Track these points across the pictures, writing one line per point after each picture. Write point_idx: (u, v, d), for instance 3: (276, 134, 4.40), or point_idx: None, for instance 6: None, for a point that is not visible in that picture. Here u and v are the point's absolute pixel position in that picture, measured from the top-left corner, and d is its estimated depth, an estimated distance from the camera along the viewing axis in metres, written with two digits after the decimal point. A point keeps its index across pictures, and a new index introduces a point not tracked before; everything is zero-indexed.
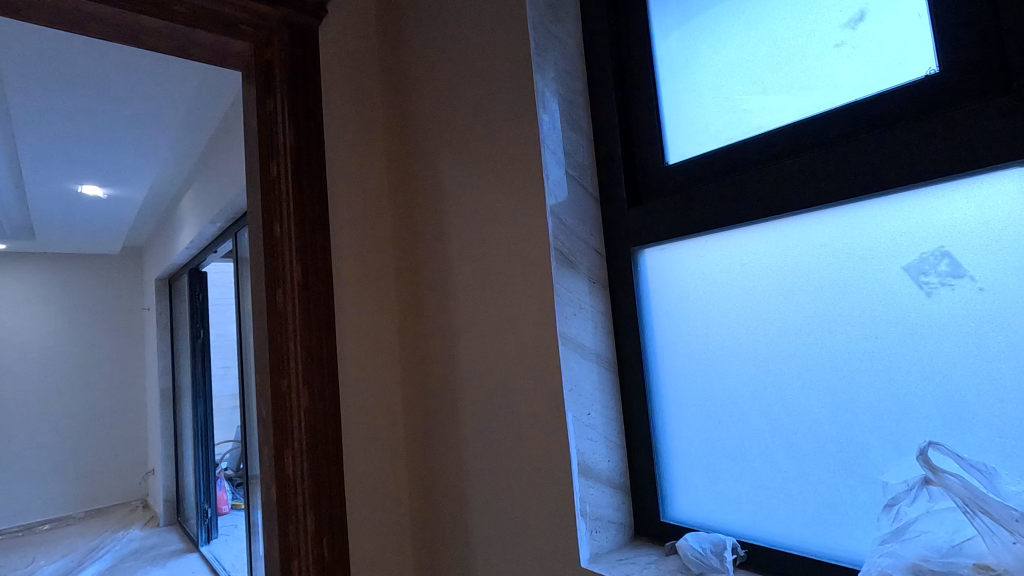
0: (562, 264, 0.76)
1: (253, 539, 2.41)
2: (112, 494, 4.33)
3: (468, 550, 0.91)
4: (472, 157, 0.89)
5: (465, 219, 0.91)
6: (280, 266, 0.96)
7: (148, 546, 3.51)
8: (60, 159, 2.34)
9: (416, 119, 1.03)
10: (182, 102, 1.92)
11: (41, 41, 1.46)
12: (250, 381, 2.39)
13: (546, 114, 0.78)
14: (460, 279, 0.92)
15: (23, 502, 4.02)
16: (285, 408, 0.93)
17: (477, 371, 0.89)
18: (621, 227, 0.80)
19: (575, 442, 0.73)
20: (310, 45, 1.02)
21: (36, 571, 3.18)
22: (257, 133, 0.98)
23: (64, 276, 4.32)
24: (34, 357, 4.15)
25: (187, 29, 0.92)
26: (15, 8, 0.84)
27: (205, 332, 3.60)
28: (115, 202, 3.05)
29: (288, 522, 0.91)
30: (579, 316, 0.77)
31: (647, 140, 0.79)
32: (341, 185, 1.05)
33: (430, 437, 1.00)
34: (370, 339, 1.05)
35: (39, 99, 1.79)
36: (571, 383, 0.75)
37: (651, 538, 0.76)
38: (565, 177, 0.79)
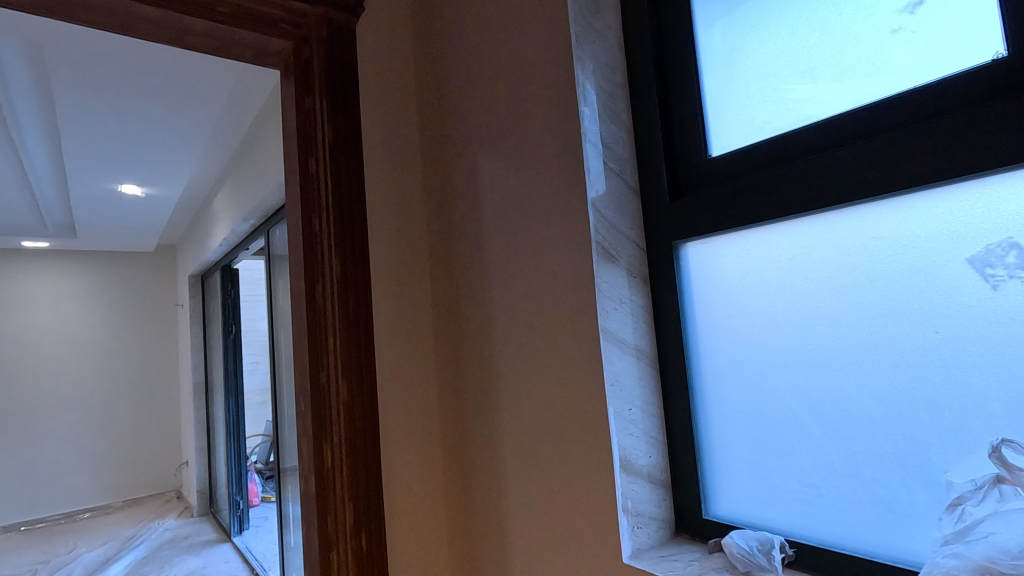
0: (603, 259, 0.76)
1: (286, 530, 2.46)
2: (148, 484, 4.46)
3: (506, 544, 0.91)
4: (509, 152, 0.89)
5: (502, 215, 0.91)
6: (319, 260, 0.97)
7: (183, 536, 3.61)
8: (100, 159, 2.42)
9: (452, 115, 1.04)
10: (218, 102, 1.96)
11: (86, 42, 1.51)
12: (282, 377, 2.44)
13: (587, 107, 0.78)
14: (498, 274, 0.92)
15: (65, 491, 4.17)
16: (324, 402, 0.94)
17: (514, 366, 0.89)
18: (662, 220, 0.79)
19: (616, 437, 0.73)
20: (347, 43, 1.03)
21: (79, 557, 3.30)
22: (296, 131, 0.99)
23: (102, 272, 4.46)
24: (75, 351, 4.30)
25: (229, 29, 0.94)
26: (68, 12, 0.87)
27: (237, 327, 3.67)
28: (151, 201, 3.14)
29: (327, 514, 0.93)
30: (620, 311, 0.77)
31: (689, 132, 0.78)
32: (377, 180, 1.06)
33: (467, 433, 1.00)
34: (406, 334, 1.06)
35: (83, 100, 1.84)
36: (612, 378, 0.74)
37: (692, 536, 0.75)
38: (605, 170, 0.78)
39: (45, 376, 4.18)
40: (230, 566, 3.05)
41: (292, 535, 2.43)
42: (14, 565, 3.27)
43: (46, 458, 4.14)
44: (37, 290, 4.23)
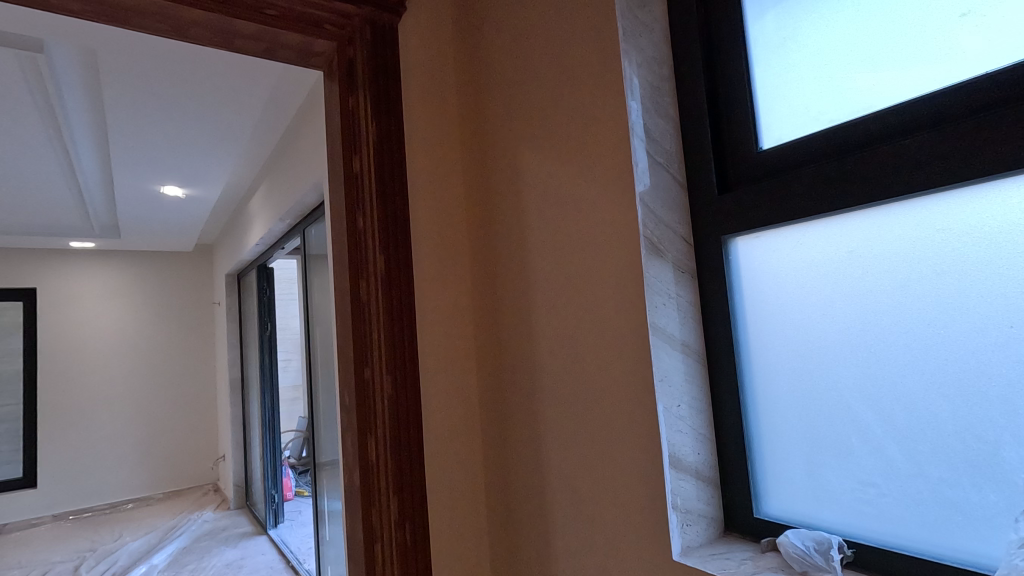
0: (652, 254, 0.75)
1: (321, 524, 2.52)
2: (187, 477, 4.60)
3: (549, 540, 0.91)
4: (553, 148, 0.89)
5: (546, 212, 0.91)
6: (363, 257, 0.98)
7: (221, 527, 3.71)
8: (145, 161, 2.51)
9: (494, 112, 1.04)
10: (258, 104, 2.00)
11: (136, 47, 1.57)
12: (319, 374, 2.49)
13: (634, 101, 0.77)
14: (541, 270, 0.92)
15: (109, 483, 4.33)
16: (369, 397, 0.96)
17: (558, 362, 0.89)
18: (711, 214, 0.78)
19: (665, 433, 0.73)
20: (390, 43, 1.04)
21: (124, 546, 3.43)
22: (341, 130, 1.01)
23: (143, 271, 4.62)
24: (119, 348, 4.46)
25: (276, 31, 0.96)
26: (126, 18, 0.90)
27: (272, 325, 3.75)
28: (191, 202, 3.23)
29: (372, 506, 0.94)
30: (668, 306, 0.76)
31: (739, 124, 0.76)
32: (420, 178, 1.07)
33: (509, 430, 1.01)
34: (446, 330, 1.07)
35: (130, 103, 1.91)
36: (661, 374, 0.74)
37: (743, 535, 0.74)
38: (652, 165, 0.78)
39: (90, 371, 4.34)
40: (267, 559, 3.11)
41: (327, 529, 2.48)
42: (64, 553, 3.41)
43: (92, 451, 4.29)
44: (82, 288, 4.39)
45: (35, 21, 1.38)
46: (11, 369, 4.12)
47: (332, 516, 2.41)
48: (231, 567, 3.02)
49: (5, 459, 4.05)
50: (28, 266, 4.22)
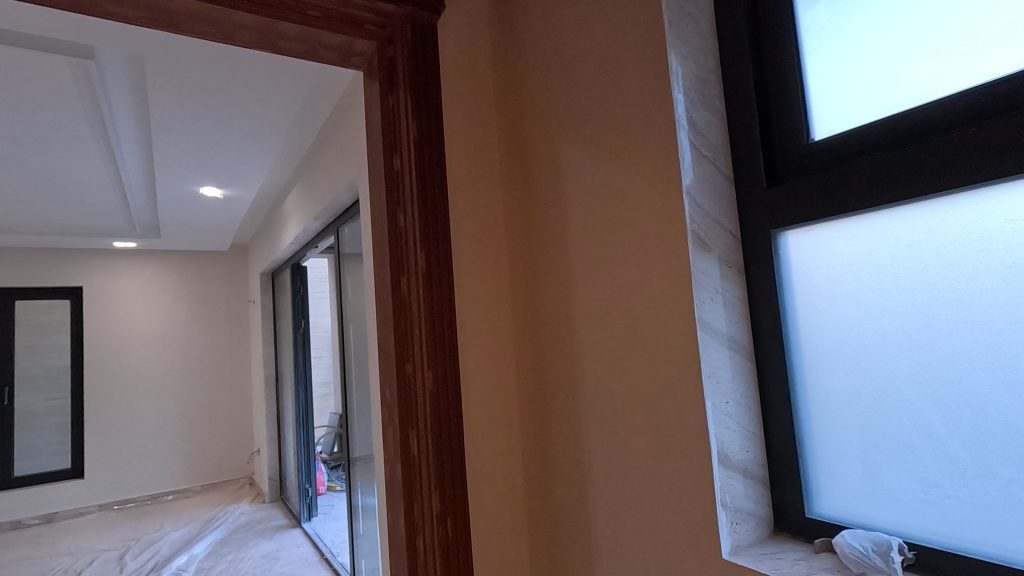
0: (699, 248, 0.74)
1: (355, 518, 2.56)
2: (224, 470, 4.73)
3: (591, 537, 0.91)
4: (595, 142, 0.89)
5: (588, 207, 0.90)
6: (404, 253, 1.00)
7: (257, 520, 3.80)
8: (186, 163, 2.58)
9: (533, 108, 1.04)
10: (295, 105, 2.04)
11: (181, 52, 1.61)
12: (353, 370, 2.53)
13: (681, 94, 0.76)
14: (583, 266, 0.92)
15: (151, 475, 4.48)
16: (410, 391, 0.97)
17: (600, 358, 0.88)
18: (759, 208, 0.76)
19: (714, 430, 0.72)
20: (430, 41, 1.05)
21: (165, 536, 3.55)
22: (382, 129, 1.02)
23: (181, 270, 4.76)
24: (160, 344, 4.61)
25: (319, 32, 0.97)
26: (178, 23, 0.93)
27: (305, 322, 3.83)
28: (228, 202, 3.32)
29: (413, 500, 0.95)
30: (716, 301, 0.75)
31: (789, 115, 0.75)
32: (461, 176, 1.08)
33: (548, 426, 1.01)
34: (485, 327, 1.07)
35: (174, 106, 1.97)
36: (710, 370, 0.72)
37: (794, 535, 0.73)
38: (699, 158, 0.77)
39: (132, 367, 4.49)
40: (301, 551, 3.18)
41: (361, 523, 2.52)
42: (110, 541, 3.55)
43: (135, 444, 4.45)
44: (125, 286, 4.55)
45: (89, 28, 1.44)
46: (59, 365, 4.30)
47: (366, 511, 2.45)
48: (268, 559, 3.09)
49: (53, 450, 4.23)
50: (74, 266, 4.39)
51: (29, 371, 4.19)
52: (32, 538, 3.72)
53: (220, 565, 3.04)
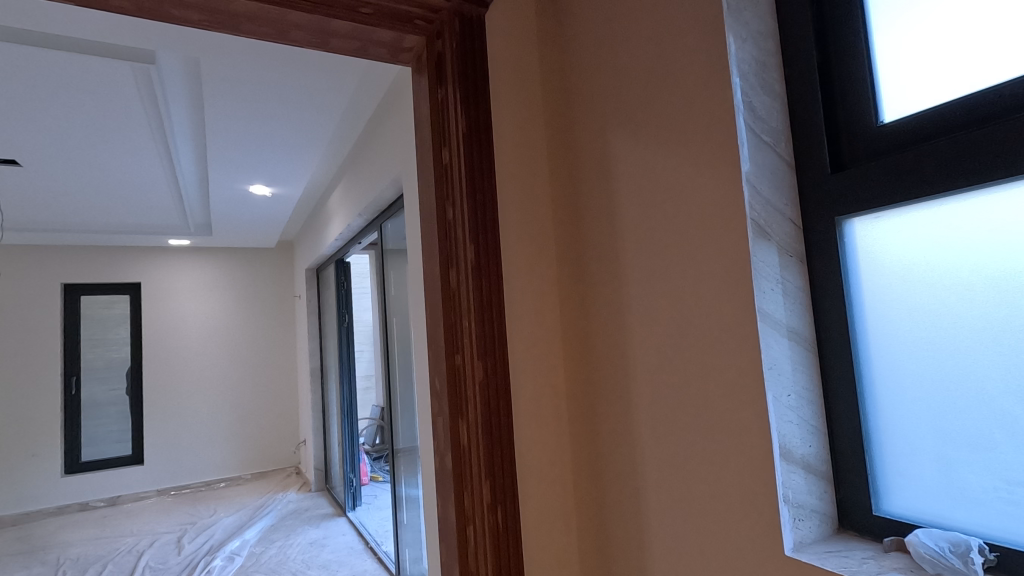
0: (760, 236, 0.72)
1: (399, 509, 2.61)
2: (272, 459, 4.91)
3: (642, 530, 0.90)
4: (648, 131, 0.87)
5: (639, 197, 0.89)
6: (453, 246, 1.01)
7: (304, 508, 3.93)
8: (237, 163, 2.68)
9: (581, 98, 1.03)
10: (342, 103, 2.09)
11: (236, 54, 1.67)
12: (397, 363, 2.58)
13: (739, 78, 0.74)
14: (634, 256, 0.91)
15: (204, 463, 4.67)
16: (460, 382, 0.99)
17: (652, 351, 0.87)
18: (822, 195, 0.73)
19: (776, 423, 0.70)
20: (478, 34, 1.06)
21: (219, 521, 3.71)
22: (430, 123, 1.04)
23: (231, 266, 4.94)
24: (212, 338, 4.80)
25: (370, 28, 0.99)
26: (238, 24, 0.96)
27: (350, 316, 3.93)
28: (277, 201, 3.43)
29: (464, 489, 0.97)
30: (777, 291, 0.73)
31: (854, 97, 0.71)
32: (508, 169, 1.08)
33: (597, 417, 1.01)
34: (532, 319, 1.08)
35: (227, 107, 2.04)
36: (771, 361, 0.71)
37: (861, 534, 0.70)
38: (759, 144, 0.74)
39: (187, 359, 4.70)
40: (347, 539, 3.27)
41: (405, 514, 2.57)
42: (168, 524, 3.74)
43: (190, 433, 4.65)
44: (180, 282, 4.75)
45: (152, 32, 1.51)
46: (120, 357, 4.53)
47: (409, 502, 2.49)
48: (315, 545, 3.20)
49: (116, 437, 4.48)
50: (133, 262, 4.61)
51: (92, 363, 4.44)
52: (98, 520, 3.95)
53: (271, 550, 3.16)
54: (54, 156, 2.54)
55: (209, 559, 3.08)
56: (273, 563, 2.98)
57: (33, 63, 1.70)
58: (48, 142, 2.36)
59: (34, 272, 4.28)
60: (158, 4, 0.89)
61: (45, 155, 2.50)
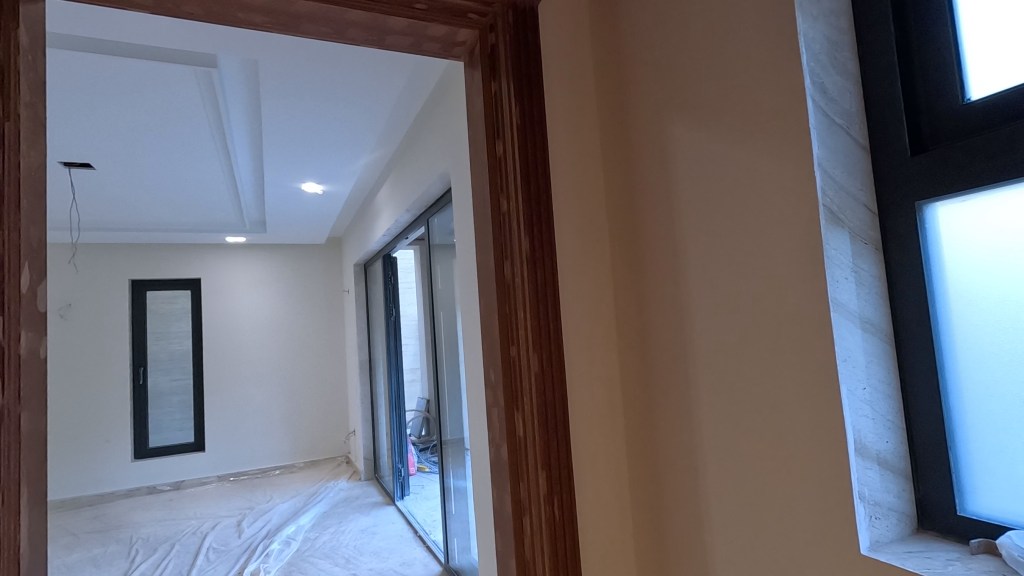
0: (832, 223, 0.69)
1: (447, 500, 2.65)
2: (324, 448, 5.08)
3: (702, 526, 0.89)
4: (709, 117, 0.85)
5: (699, 186, 0.87)
6: (508, 240, 1.02)
7: (355, 496, 4.06)
8: (291, 162, 2.78)
9: (636, 85, 1.02)
10: (391, 101, 2.13)
11: (290, 54, 1.72)
12: (444, 355, 2.63)
13: (809, 59, 0.71)
14: (692, 246, 0.89)
15: (260, 451, 4.87)
16: (516, 373, 1.00)
17: (714, 344, 0.85)
18: (900, 178, 0.70)
19: (850, 417, 0.67)
20: (531, 25, 1.05)
21: (275, 507, 3.87)
22: (485, 117, 1.05)
23: (284, 262, 5.12)
24: (267, 331, 5.00)
25: (424, 24, 1.00)
26: (298, 25, 0.99)
27: (396, 310, 4.02)
28: (327, 198, 3.54)
29: (520, 479, 0.98)
30: (851, 280, 0.70)
31: (937, 74, 0.67)
32: (563, 161, 1.08)
33: (653, 409, 0.99)
34: (587, 311, 1.07)
35: (282, 107, 2.11)
36: (844, 353, 0.68)
37: (943, 534, 0.67)
38: (831, 126, 0.71)
39: (244, 351, 4.91)
40: (396, 527, 3.36)
41: (452, 504, 2.61)
42: (228, 508, 3.93)
43: (247, 421, 4.87)
44: (237, 277, 4.96)
45: (214, 37, 1.58)
46: (182, 349, 4.77)
47: (457, 492, 2.54)
48: (365, 533, 3.29)
49: (179, 425, 4.73)
50: (193, 259, 4.84)
51: (157, 354, 4.69)
52: (165, 503, 4.19)
53: (324, 536, 3.27)
54: (123, 159, 2.68)
55: (267, 542, 3.22)
56: (327, 548, 3.09)
57: (106, 69, 1.81)
58: (118, 145, 2.50)
59: (104, 269, 4.55)
60: (226, 8, 0.93)
61: (114, 157, 2.65)
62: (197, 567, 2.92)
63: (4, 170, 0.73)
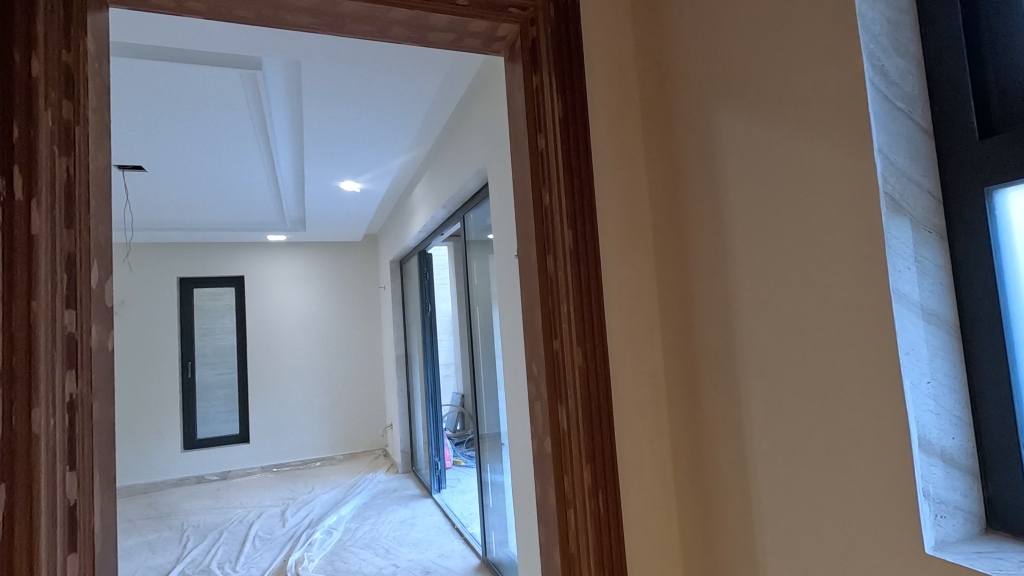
0: (894, 211, 0.67)
1: (485, 494, 2.68)
2: (362, 442, 5.20)
3: (751, 522, 0.87)
4: (758, 105, 0.83)
5: (748, 176, 0.85)
6: (551, 234, 1.02)
7: (393, 488, 4.14)
8: (330, 162, 2.84)
9: (680, 75, 1.00)
10: (428, 99, 2.16)
11: (331, 54, 1.75)
12: (480, 350, 2.66)
13: (869, 40, 0.68)
14: (740, 238, 0.88)
15: (302, 443, 5.01)
16: (559, 366, 1.00)
17: (765, 338, 0.83)
18: (967, 162, 0.67)
19: (914, 412, 0.65)
20: (572, 17, 1.05)
21: (316, 497, 3.98)
22: (526, 111, 1.05)
23: (323, 260, 5.25)
24: (307, 327, 5.14)
25: (465, 20, 1.01)
26: (343, 25, 1.01)
27: (432, 306, 4.07)
28: (365, 196, 3.60)
29: (563, 472, 0.99)
30: (913, 270, 0.67)
31: (1008, 52, 0.64)
32: (606, 154, 1.07)
33: (700, 404, 0.98)
34: (631, 305, 1.07)
35: (323, 106, 2.16)
36: (907, 346, 0.65)
37: (1015, 535, 0.64)
38: (892, 110, 0.68)
39: (286, 347, 5.05)
40: (434, 520, 3.41)
41: (490, 498, 2.63)
42: (273, 498, 4.06)
43: (289, 415, 5.01)
44: (279, 275, 5.10)
45: (259, 40, 1.62)
46: (226, 344, 4.94)
47: (495, 487, 2.55)
48: (404, 524, 3.35)
49: (224, 418, 4.90)
50: (237, 258, 5.00)
51: (204, 349, 4.88)
52: (213, 492, 4.36)
53: (364, 527, 3.35)
54: (172, 160, 2.79)
55: (310, 531, 3.31)
56: (367, 538, 3.16)
57: (160, 74, 1.89)
58: (169, 147, 2.60)
59: (155, 267, 4.75)
60: (275, 11, 0.95)
61: (165, 159, 2.76)
62: (246, 554, 3.04)
63: (76, 170, 0.77)
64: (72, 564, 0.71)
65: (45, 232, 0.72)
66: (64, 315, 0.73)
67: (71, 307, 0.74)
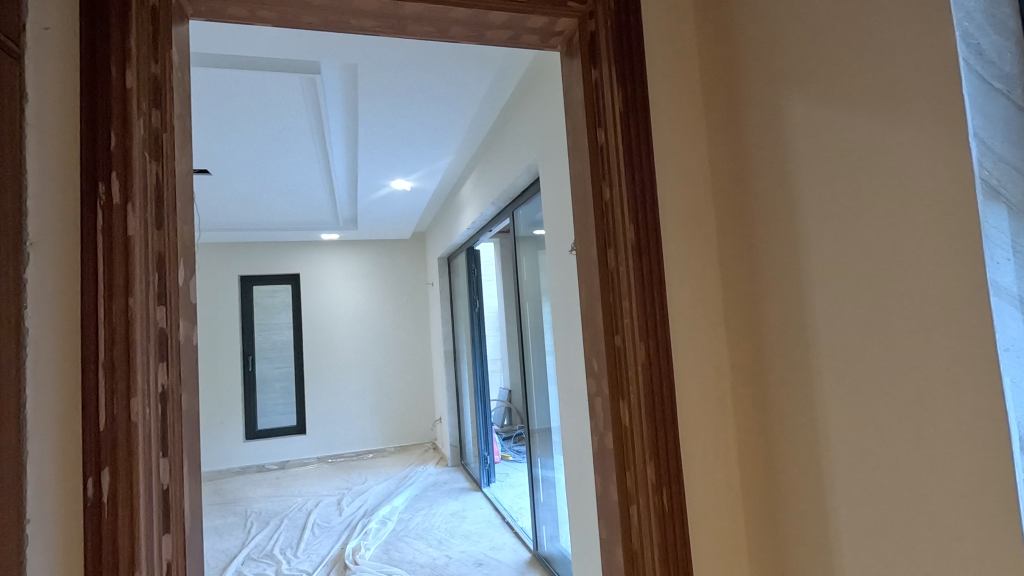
0: (991, 199, 0.63)
1: (536, 489, 2.68)
2: (413, 435, 5.32)
3: (826, 523, 0.84)
4: (834, 92, 0.80)
5: (821, 167, 0.82)
6: (610, 228, 1.01)
7: (444, 481, 4.21)
8: (382, 161, 2.91)
9: (747, 61, 0.97)
10: (479, 96, 2.17)
11: (387, 56, 1.80)
12: (531, 345, 2.66)
13: (962, 18, 0.64)
14: (813, 231, 0.84)
15: (355, 435, 5.17)
16: (621, 361, 0.99)
17: (841, 333, 0.80)
18: None
19: (1015, 412, 0.61)
20: (632, 8, 1.03)
21: (370, 488, 4.10)
22: (586, 105, 1.04)
23: (373, 258, 5.39)
24: (359, 323, 5.29)
25: (523, 16, 1.01)
26: (405, 26, 1.03)
27: (480, 302, 4.10)
28: (414, 194, 3.66)
29: (626, 469, 0.98)
30: (1014, 262, 0.63)
31: None
32: (668, 147, 1.05)
33: (769, 401, 0.95)
34: (694, 300, 1.05)
35: (377, 107, 2.21)
36: (1008, 343, 0.61)
37: None
38: (989, 92, 0.65)
39: (339, 342, 5.22)
40: (484, 513, 3.45)
41: (541, 492, 2.63)
42: (329, 488, 4.21)
43: (342, 408, 5.18)
44: (332, 272, 5.27)
45: (319, 44, 1.68)
46: (283, 338, 5.14)
47: (546, 482, 2.56)
48: (455, 516, 3.41)
49: (281, 409, 5.10)
50: (292, 256, 5.19)
51: (262, 344, 5.09)
52: (274, 480, 4.56)
53: (417, 518, 3.43)
54: (236, 164, 2.93)
55: (366, 521, 3.41)
56: (420, 529, 3.24)
57: (230, 82, 1.99)
58: (233, 152, 2.73)
59: (218, 266, 4.99)
60: (341, 16, 0.98)
61: (229, 163, 2.91)
62: (306, 541, 3.17)
63: (163, 175, 0.81)
64: (167, 543, 0.76)
65: (139, 234, 0.76)
66: (156, 312, 0.78)
67: (163, 304, 0.79)
